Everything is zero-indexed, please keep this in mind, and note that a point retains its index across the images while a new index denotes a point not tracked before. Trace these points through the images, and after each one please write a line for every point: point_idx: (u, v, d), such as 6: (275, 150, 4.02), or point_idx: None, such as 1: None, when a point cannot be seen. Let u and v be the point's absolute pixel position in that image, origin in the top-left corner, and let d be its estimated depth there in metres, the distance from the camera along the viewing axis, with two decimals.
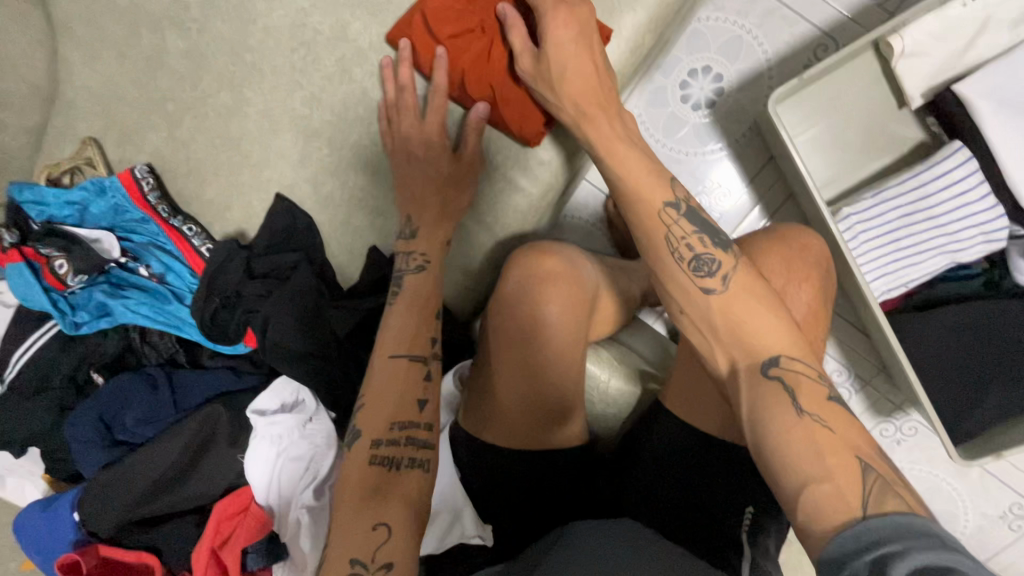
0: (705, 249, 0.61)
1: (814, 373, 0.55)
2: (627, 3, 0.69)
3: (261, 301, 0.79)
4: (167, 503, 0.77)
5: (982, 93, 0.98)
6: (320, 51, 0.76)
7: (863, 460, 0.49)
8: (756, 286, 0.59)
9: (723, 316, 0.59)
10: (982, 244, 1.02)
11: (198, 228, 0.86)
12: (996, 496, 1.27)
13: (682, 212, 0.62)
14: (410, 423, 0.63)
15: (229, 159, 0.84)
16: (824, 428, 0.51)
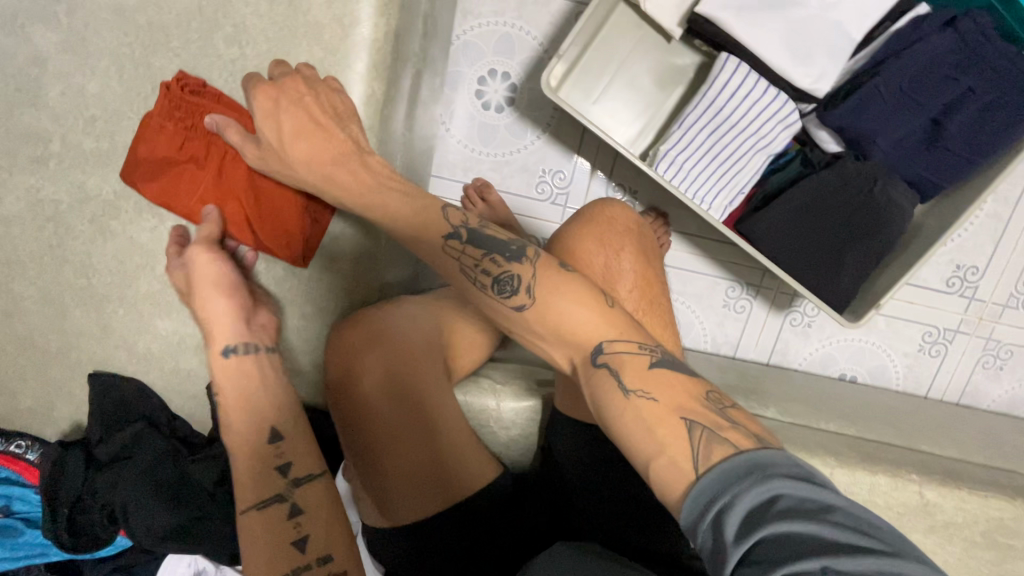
0: (501, 268, 0.62)
1: (634, 347, 0.57)
2: (338, 61, 0.68)
3: (112, 490, 0.72)
4: None
5: (720, 7, 1.03)
6: (70, 219, 0.71)
7: (688, 419, 0.51)
8: (560, 281, 0.61)
9: (547, 328, 0.60)
10: (784, 131, 1.09)
11: (27, 440, 0.77)
12: (907, 333, 1.35)
13: (466, 238, 0.64)
14: (302, 567, 0.58)
15: (29, 360, 0.77)
16: (651, 401, 0.53)
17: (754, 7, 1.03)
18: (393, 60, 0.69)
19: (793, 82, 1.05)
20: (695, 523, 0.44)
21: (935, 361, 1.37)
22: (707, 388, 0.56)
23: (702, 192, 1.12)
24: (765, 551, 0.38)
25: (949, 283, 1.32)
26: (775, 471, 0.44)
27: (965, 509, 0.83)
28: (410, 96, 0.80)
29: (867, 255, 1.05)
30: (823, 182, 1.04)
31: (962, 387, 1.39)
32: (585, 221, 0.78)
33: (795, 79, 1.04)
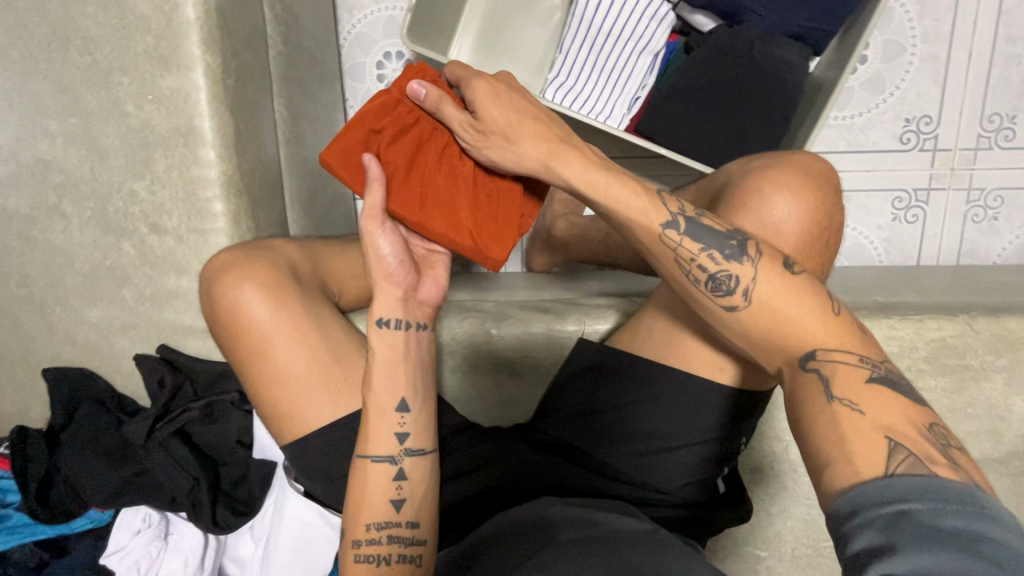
0: (718, 266, 0.60)
1: (851, 358, 0.55)
2: (170, 43, 0.77)
3: (68, 461, 0.81)
4: None
5: None
6: (2, 239, 0.84)
7: (892, 441, 0.49)
8: (783, 285, 0.58)
9: (765, 329, 0.58)
10: (661, 26, 1.09)
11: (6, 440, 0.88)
12: (876, 204, 1.26)
13: (683, 229, 0.62)
14: (390, 522, 0.69)
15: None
16: (853, 412, 0.52)
17: None
18: (221, 33, 0.78)
19: None
20: (864, 508, 0.46)
21: (914, 227, 1.26)
22: (930, 420, 0.51)
23: (599, 107, 1.13)
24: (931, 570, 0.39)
25: (904, 140, 1.23)
26: (993, 522, 0.42)
27: (897, 335, 0.77)
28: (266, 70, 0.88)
29: (771, 122, 1.02)
30: (704, 61, 1.03)
31: (956, 250, 1.27)
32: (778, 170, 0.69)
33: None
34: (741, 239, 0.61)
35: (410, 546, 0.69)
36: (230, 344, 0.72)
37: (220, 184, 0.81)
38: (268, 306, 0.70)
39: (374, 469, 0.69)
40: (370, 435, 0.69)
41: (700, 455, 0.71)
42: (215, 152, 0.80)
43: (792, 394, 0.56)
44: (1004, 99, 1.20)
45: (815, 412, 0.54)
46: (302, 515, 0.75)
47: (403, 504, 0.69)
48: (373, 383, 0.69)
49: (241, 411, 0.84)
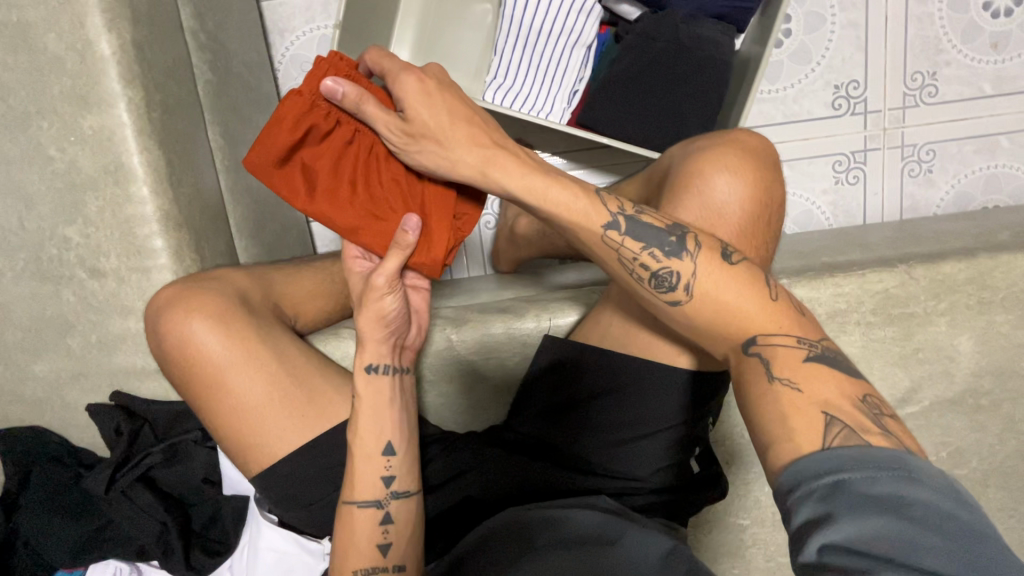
0: (660, 263, 0.61)
1: (790, 340, 0.56)
2: (90, 81, 0.75)
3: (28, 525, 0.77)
4: None
5: None
6: None
7: (829, 415, 0.51)
8: (723, 275, 0.60)
9: (707, 320, 0.60)
10: (589, 19, 1.11)
11: None
12: (818, 170, 1.30)
13: (624, 229, 0.63)
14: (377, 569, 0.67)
15: None
16: (793, 391, 0.53)
17: None
18: (140, 65, 0.76)
19: None
20: (807, 480, 0.46)
21: (855, 188, 1.31)
22: (864, 391, 0.53)
23: (539, 103, 1.13)
24: (864, 541, 0.41)
25: (836, 106, 1.27)
26: (929, 483, 0.43)
27: (844, 293, 0.78)
28: (194, 100, 0.87)
29: (705, 102, 1.04)
30: (633, 49, 1.05)
31: (896, 205, 1.32)
32: (719, 151, 0.70)
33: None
34: (679, 234, 0.62)
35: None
36: (183, 378, 0.70)
37: (156, 220, 0.79)
38: (219, 335, 0.69)
39: (360, 514, 0.68)
40: (351, 482, 0.68)
41: (669, 440, 0.70)
42: (147, 188, 0.78)
43: (737, 380, 0.57)
44: (922, 57, 1.25)
45: (758, 391, 0.55)
46: (279, 547, 0.72)
47: (389, 548, 0.68)
48: (356, 428, 0.69)
49: (206, 448, 0.80)
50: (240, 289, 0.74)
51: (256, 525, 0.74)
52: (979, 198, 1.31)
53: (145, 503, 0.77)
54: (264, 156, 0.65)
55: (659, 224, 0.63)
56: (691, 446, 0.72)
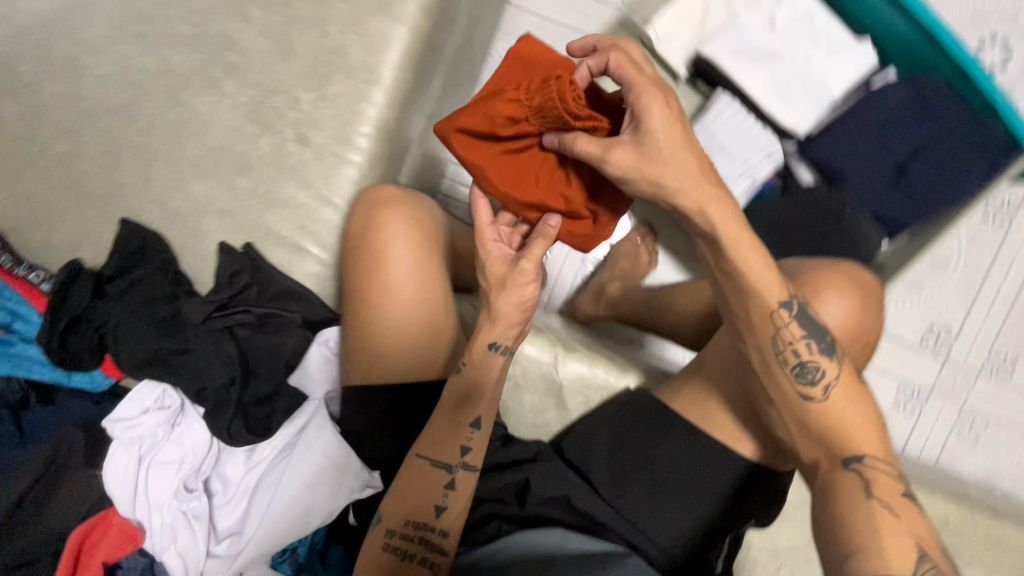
0: (812, 356, 0.66)
1: (892, 472, 0.63)
2: None
3: (111, 313, 0.79)
4: (15, 548, 0.69)
5: (723, 52, 1.22)
6: (150, 85, 0.86)
7: (920, 549, 0.57)
8: (857, 394, 0.66)
9: (823, 425, 0.65)
10: (768, 162, 1.22)
11: (44, 274, 0.86)
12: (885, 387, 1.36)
13: (795, 313, 0.67)
14: (423, 525, 0.69)
15: (75, 201, 0.88)
16: (889, 513, 0.59)
17: (750, 54, 1.21)
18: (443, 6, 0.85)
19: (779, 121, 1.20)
20: None
21: (908, 421, 1.37)
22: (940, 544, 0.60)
23: None
24: None
25: (922, 341, 1.36)
26: None
27: None
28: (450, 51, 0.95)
29: None
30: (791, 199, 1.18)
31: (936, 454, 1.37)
32: (831, 273, 0.77)
33: (778, 117, 1.20)
34: (833, 339, 0.67)
35: (434, 545, 0.69)
36: (359, 270, 0.78)
37: (376, 125, 0.85)
38: (406, 251, 0.78)
39: (427, 471, 0.71)
40: (432, 437, 0.72)
41: (699, 518, 0.72)
42: (387, 96, 0.85)
43: (835, 495, 0.62)
44: (1011, 341, 1.36)
45: (851, 507, 0.60)
46: (323, 453, 0.73)
47: (445, 511, 0.70)
48: (442, 397, 0.75)
49: (302, 333, 0.84)
50: (437, 229, 0.83)
51: (315, 423, 0.76)
52: (1005, 485, 1.37)
53: (229, 352, 0.79)
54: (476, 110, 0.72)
55: (821, 321, 0.68)
56: (719, 533, 0.72)
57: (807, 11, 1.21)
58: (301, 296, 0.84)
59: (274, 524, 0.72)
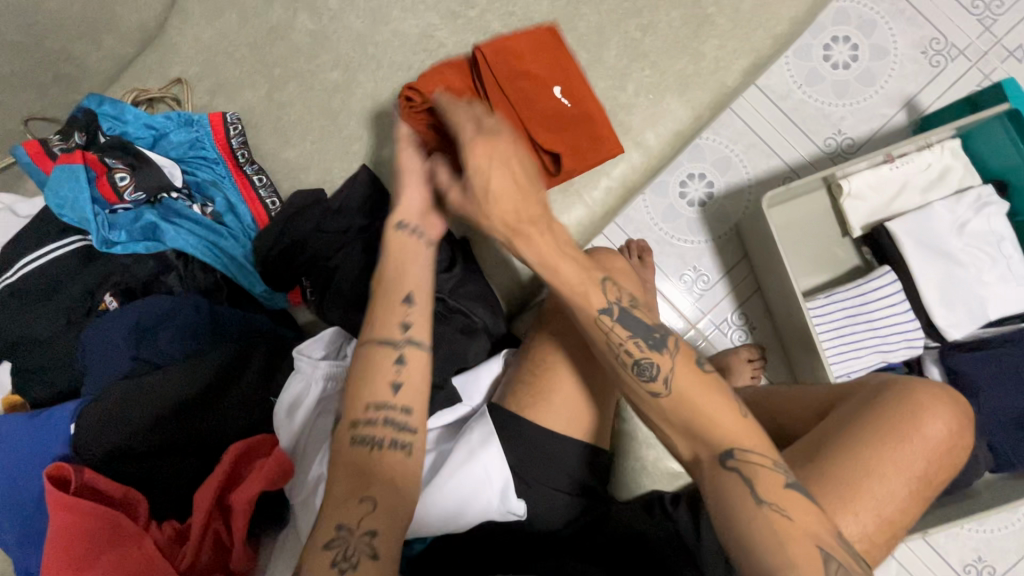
0: (643, 354, 0.62)
1: (769, 461, 0.58)
2: (699, 82, 0.86)
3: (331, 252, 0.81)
4: (176, 436, 0.67)
5: (910, 231, 1.12)
6: (441, 60, 0.89)
7: (825, 550, 0.55)
8: (693, 379, 0.61)
9: (683, 416, 0.61)
10: (904, 347, 1.13)
11: (266, 180, 0.87)
12: None
13: (615, 317, 0.63)
14: (385, 404, 0.61)
15: (321, 128, 0.90)
16: (785, 517, 0.56)
17: (930, 245, 1.12)
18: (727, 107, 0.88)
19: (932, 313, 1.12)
20: None
21: None
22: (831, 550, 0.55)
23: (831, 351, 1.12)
24: None
25: None
26: None
27: None
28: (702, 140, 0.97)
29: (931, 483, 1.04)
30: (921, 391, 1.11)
31: None
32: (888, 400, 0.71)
33: (934, 316, 1.12)
34: (662, 333, 0.64)
35: (404, 433, 0.61)
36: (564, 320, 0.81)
37: (617, 182, 0.88)
38: None
39: (377, 353, 0.62)
40: (371, 315, 0.64)
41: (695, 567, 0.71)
42: (640, 163, 0.88)
43: (717, 494, 0.58)
44: None
45: (746, 517, 0.57)
46: (489, 471, 0.75)
47: (402, 388, 0.62)
48: (384, 268, 0.66)
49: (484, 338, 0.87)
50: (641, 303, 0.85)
51: (483, 434, 0.77)
52: None
53: (421, 331, 0.83)
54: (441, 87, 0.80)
55: (649, 320, 0.65)
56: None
57: (1003, 230, 1.11)
58: (491, 307, 0.90)
59: (424, 515, 0.74)
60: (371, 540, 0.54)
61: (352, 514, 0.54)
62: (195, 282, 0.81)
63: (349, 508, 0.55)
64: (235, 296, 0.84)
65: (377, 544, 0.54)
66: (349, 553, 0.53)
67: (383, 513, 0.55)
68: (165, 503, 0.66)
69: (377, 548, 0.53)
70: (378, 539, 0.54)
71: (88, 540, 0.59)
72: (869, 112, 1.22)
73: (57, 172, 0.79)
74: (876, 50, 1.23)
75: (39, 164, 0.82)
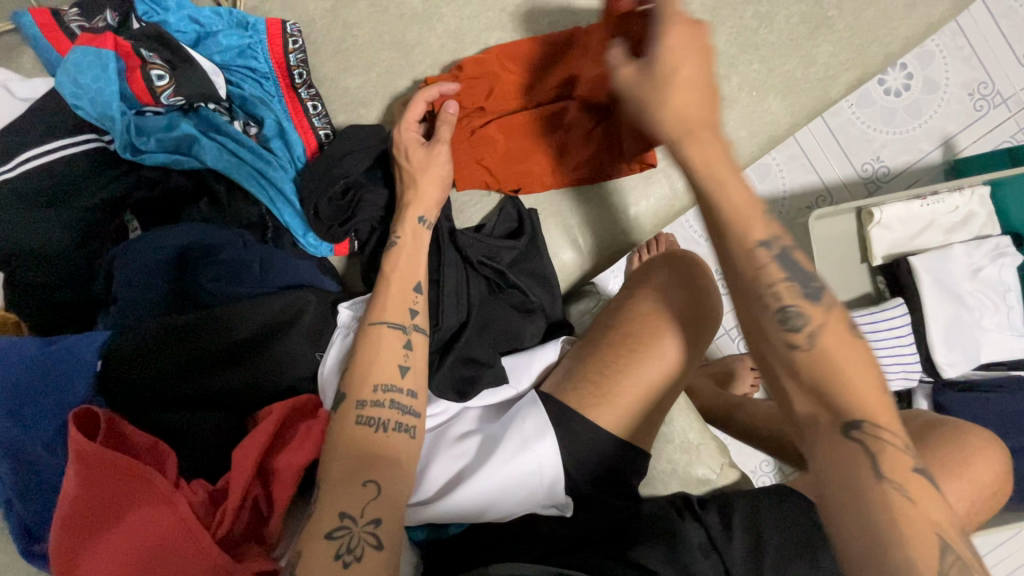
0: (796, 299, 0.52)
1: (899, 442, 0.50)
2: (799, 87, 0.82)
3: (377, 205, 0.74)
4: (204, 387, 0.59)
5: (930, 267, 0.96)
6: (536, 9, 0.80)
7: (944, 538, 0.47)
8: (844, 337, 0.52)
9: (818, 377, 0.51)
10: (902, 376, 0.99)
11: (321, 109, 0.76)
12: None
13: (775, 254, 0.53)
14: (392, 386, 0.60)
15: (392, 60, 0.79)
16: (906, 500, 0.48)
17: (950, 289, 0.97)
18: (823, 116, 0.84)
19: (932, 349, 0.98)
20: None
21: None
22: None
23: None
24: None
25: None
26: None
27: None
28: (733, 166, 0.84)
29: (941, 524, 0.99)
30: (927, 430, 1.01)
31: None
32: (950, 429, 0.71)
33: (934, 351, 0.98)
34: (820, 283, 0.54)
35: (407, 417, 0.60)
36: (643, 319, 0.75)
37: None
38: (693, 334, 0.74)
39: (386, 335, 0.63)
40: (382, 300, 0.65)
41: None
42: (728, 161, 0.84)
43: (823, 464, 0.51)
44: None
45: (864, 494, 0.50)
46: (541, 464, 0.69)
47: (409, 372, 0.62)
48: (393, 264, 0.69)
49: (541, 321, 0.82)
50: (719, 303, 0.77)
51: (538, 424, 0.71)
52: None
53: (477, 302, 0.79)
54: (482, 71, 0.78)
55: (808, 264, 0.54)
56: None
57: (1012, 280, 0.97)
58: (551, 286, 0.84)
59: (467, 503, 0.68)
60: (375, 530, 0.52)
61: (354, 501, 0.52)
62: (238, 216, 0.72)
63: (353, 490, 0.53)
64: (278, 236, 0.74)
65: (382, 535, 0.52)
66: (352, 545, 0.50)
67: (386, 503, 0.53)
68: (195, 462, 0.57)
69: (381, 538, 0.52)
70: (381, 528, 0.52)
71: (115, 495, 0.51)
72: (900, 147, 0.96)
73: (79, 54, 0.65)
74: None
75: (51, 40, 0.68)
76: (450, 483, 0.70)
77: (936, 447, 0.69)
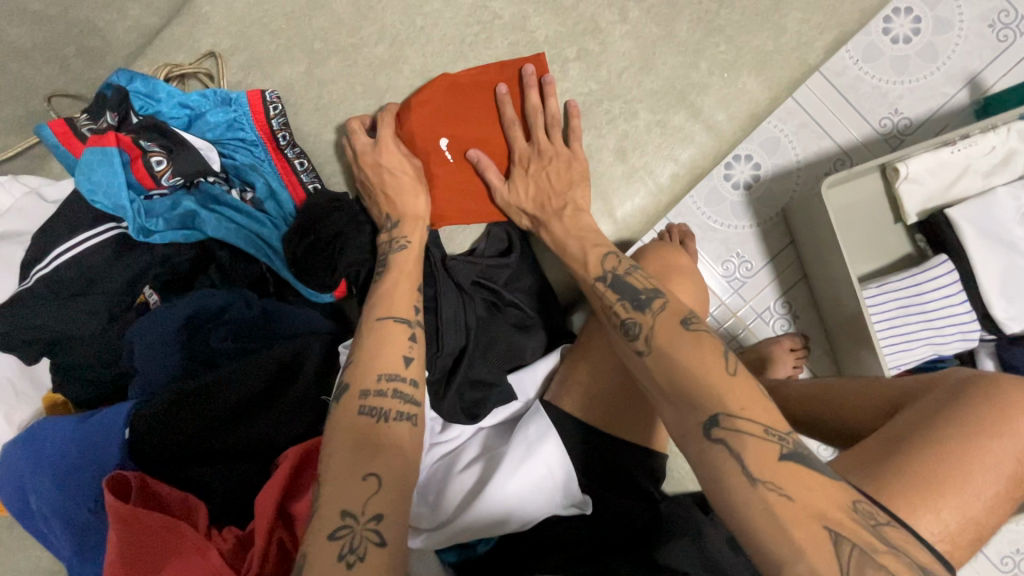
0: (628, 314, 0.62)
1: (757, 429, 0.50)
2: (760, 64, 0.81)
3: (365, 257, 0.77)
4: (232, 440, 0.64)
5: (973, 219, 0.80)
6: (495, 35, 0.81)
7: (832, 531, 0.45)
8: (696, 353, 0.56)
9: (674, 382, 0.55)
10: (959, 339, 0.82)
11: (308, 165, 0.81)
12: None
13: (608, 283, 0.67)
14: (396, 376, 0.62)
15: (366, 108, 0.83)
16: (780, 498, 0.47)
17: (999, 233, 0.80)
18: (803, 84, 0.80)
19: (990, 302, 0.81)
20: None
21: None
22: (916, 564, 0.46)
23: (891, 351, 0.82)
24: None
25: None
26: None
27: None
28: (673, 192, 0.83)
29: None
30: None
31: None
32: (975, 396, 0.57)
33: (990, 306, 0.81)
34: (649, 294, 0.63)
35: (408, 405, 0.61)
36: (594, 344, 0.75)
37: (685, 166, 0.82)
38: None
39: (392, 328, 0.66)
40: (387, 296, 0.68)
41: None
42: (710, 147, 0.82)
43: None
44: None
45: None
46: (550, 466, 0.69)
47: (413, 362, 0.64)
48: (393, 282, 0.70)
49: (541, 335, 0.83)
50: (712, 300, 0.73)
51: (541, 427, 0.71)
52: None
53: (481, 327, 0.80)
54: (431, 97, 0.78)
55: (637, 286, 0.65)
56: None
57: None
58: (547, 301, 0.85)
59: (482, 519, 0.67)
60: (376, 526, 0.50)
61: (354, 497, 0.51)
62: (244, 272, 0.80)
63: (355, 487, 0.52)
64: (281, 290, 0.83)
65: (383, 531, 0.50)
66: (355, 544, 0.49)
67: (388, 495, 0.52)
68: (224, 509, 0.63)
69: (384, 534, 0.50)
70: (383, 524, 0.50)
71: (153, 548, 0.57)
72: (927, 94, 0.85)
73: (89, 156, 0.73)
74: (942, 20, 0.84)
75: (66, 145, 0.76)
76: (466, 501, 0.69)
77: (963, 412, 0.56)
